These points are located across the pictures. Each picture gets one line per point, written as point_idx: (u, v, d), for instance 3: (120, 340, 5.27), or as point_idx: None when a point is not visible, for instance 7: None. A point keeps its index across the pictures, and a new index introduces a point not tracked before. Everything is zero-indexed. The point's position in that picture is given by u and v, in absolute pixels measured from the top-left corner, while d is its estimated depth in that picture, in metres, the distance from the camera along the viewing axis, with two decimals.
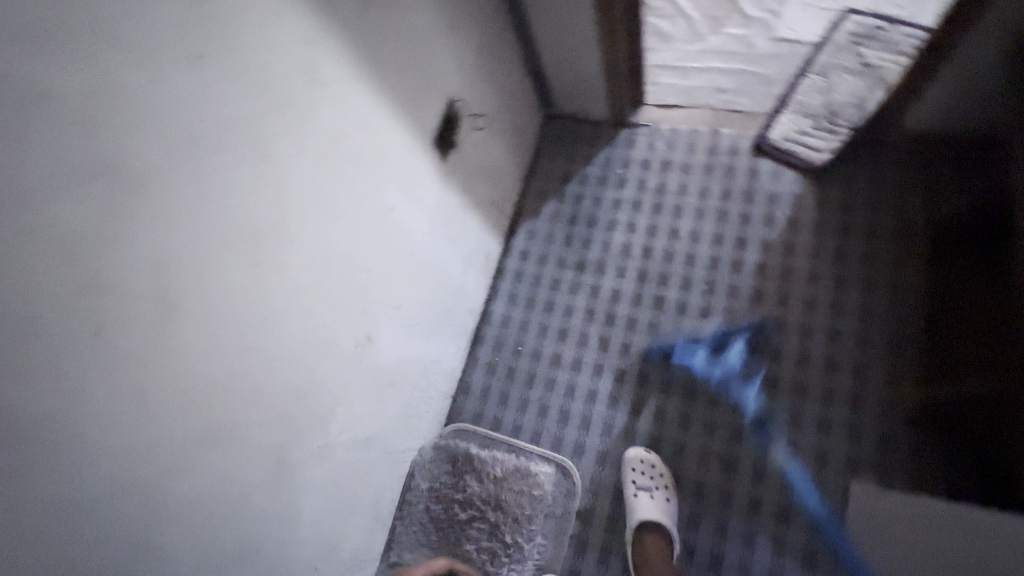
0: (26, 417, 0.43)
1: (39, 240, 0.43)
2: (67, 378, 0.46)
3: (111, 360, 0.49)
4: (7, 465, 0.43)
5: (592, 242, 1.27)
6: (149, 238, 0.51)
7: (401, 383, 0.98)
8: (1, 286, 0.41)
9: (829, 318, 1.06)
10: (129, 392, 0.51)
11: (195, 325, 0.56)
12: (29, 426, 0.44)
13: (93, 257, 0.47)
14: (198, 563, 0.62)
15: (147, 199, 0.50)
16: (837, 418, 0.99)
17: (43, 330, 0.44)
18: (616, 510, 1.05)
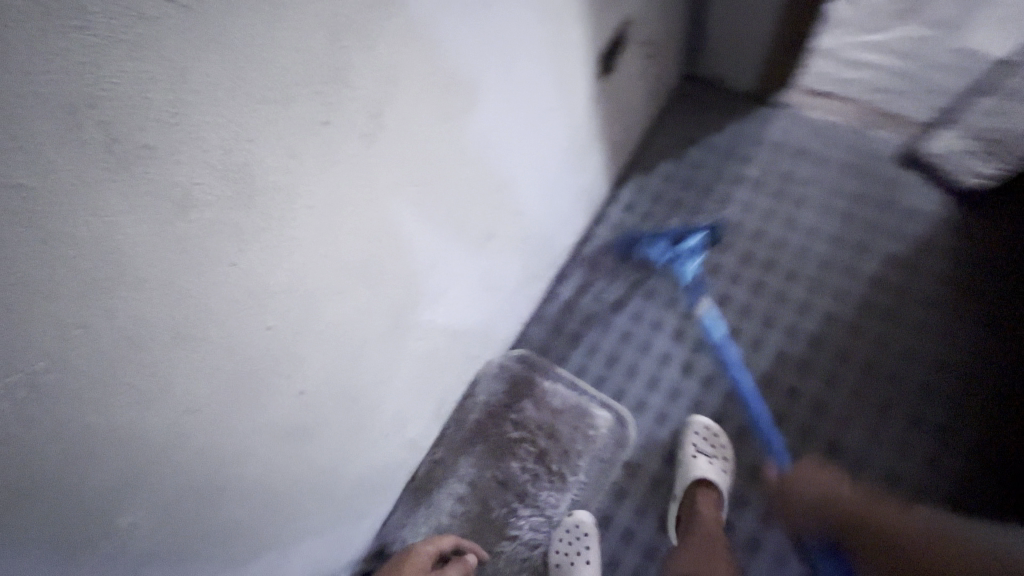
0: (256, 182, 0.43)
1: (317, 3, 0.41)
2: (293, 161, 0.46)
3: (326, 159, 0.49)
4: (227, 222, 0.43)
5: (703, 211, 1.22)
6: (387, 49, 0.50)
7: (497, 290, 0.99)
8: (276, 38, 0.39)
9: (937, 346, 1.01)
10: (328, 196, 0.51)
11: (388, 155, 0.56)
12: (255, 192, 0.44)
13: (346, 45, 0.45)
14: (317, 388, 0.65)
15: (398, 8, 0.49)
16: (918, 443, 0.96)
17: (290, 100, 0.43)
18: (662, 470, 1.06)
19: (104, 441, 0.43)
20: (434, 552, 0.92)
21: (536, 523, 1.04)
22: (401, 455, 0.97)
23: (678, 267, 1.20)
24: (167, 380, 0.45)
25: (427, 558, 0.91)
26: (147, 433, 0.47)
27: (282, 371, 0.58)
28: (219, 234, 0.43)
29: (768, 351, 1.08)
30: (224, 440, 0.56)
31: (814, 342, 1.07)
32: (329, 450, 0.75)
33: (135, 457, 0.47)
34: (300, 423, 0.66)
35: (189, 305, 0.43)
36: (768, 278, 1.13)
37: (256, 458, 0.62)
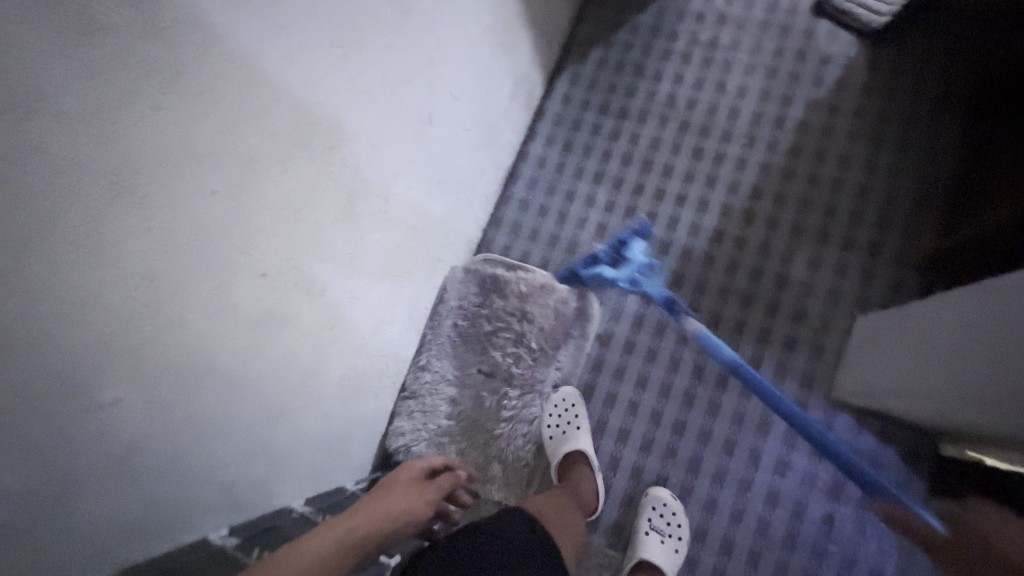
0: (165, 22, 0.45)
1: None
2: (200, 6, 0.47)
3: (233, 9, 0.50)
4: (145, 64, 0.44)
5: (637, 91, 1.24)
6: None
7: (447, 185, 1.00)
8: None
9: (862, 175, 1.10)
10: (244, 51, 0.53)
11: (300, 13, 0.58)
12: (167, 34, 0.45)
13: None
14: (280, 271, 0.66)
15: None
16: (854, 263, 1.05)
17: None
18: (634, 335, 1.12)
19: (68, 304, 0.44)
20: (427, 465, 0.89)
21: (527, 401, 1.09)
22: (380, 363, 0.98)
23: (622, 147, 1.22)
24: (121, 245, 0.46)
25: (421, 471, 0.86)
26: (114, 304, 0.47)
27: (241, 247, 0.59)
28: (140, 77, 0.44)
29: (713, 209, 1.14)
30: (192, 321, 0.56)
31: (754, 192, 1.13)
32: (306, 346, 0.75)
33: (109, 331, 0.48)
34: (268, 311, 0.66)
35: (122, 155, 0.44)
36: (705, 142, 1.18)
37: (230, 347, 0.62)
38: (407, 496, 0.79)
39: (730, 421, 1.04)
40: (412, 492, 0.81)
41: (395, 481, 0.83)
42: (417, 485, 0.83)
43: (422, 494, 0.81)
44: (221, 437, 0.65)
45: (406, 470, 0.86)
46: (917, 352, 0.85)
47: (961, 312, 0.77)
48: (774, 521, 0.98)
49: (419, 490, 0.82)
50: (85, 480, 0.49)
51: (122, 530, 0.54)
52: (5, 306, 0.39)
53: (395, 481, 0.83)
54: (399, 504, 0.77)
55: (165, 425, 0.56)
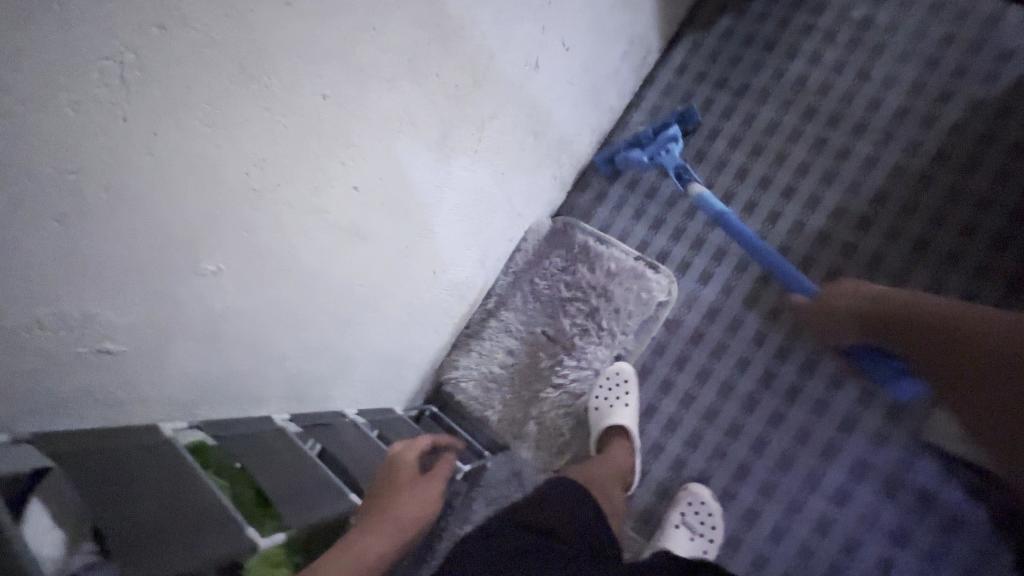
0: None
1: None
2: None
3: None
4: None
5: (763, 67, 1.13)
6: None
7: (541, 137, 0.98)
8: None
9: (1021, 195, 0.93)
10: None
11: None
12: None
13: None
14: (369, 188, 0.68)
15: None
16: (985, 294, 0.91)
17: None
18: (704, 326, 1.06)
19: (183, 171, 0.48)
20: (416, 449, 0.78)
21: (580, 374, 1.08)
22: (443, 302, 1.01)
23: (733, 128, 1.13)
24: (235, 126, 0.50)
25: (416, 462, 0.77)
26: (220, 180, 0.51)
27: (340, 156, 0.62)
28: None
29: (824, 209, 1.03)
30: (287, 216, 0.60)
31: (877, 196, 1.00)
32: (381, 266, 0.80)
33: (214, 205, 0.52)
34: (352, 223, 0.69)
35: (246, 38, 0.47)
36: (830, 134, 1.06)
37: (313, 249, 0.66)
38: (416, 498, 0.72)
39: (792, 436, 0.97)
40: (416, 493, 0.72)
41: (393, 485, 0.72)
42: (417, 483, 0.74)
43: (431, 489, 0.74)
44: (294, 331, 0.71)
45: (399, 467, 0.75)
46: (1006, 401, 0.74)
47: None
48: (819, 549, 0.91)
49: (423, 486, 0.74)
50: (177, 335, 0.56)
51: (199, 387, 0.62)
52: (131, 163, 0.44)
53: (394, 485, 0.72)
54: (414, 503, 0.71)
55: (248, 307, 0.62)
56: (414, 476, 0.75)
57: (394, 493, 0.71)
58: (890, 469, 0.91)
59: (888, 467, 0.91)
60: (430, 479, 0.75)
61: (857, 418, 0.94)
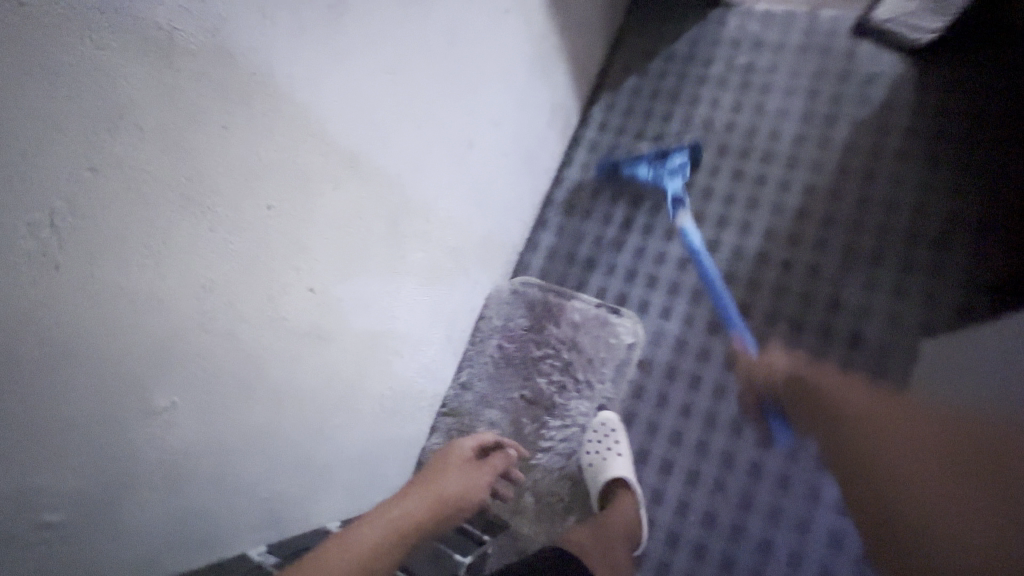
0: (241, 66, 0.50)
1: None
2: (272, 47, 0.53)
3: (298, 46, 0.55)
4: (218, 104, 0.49)
5: (674, 116, 1.25)
6: None
7: (487, 208, 1.02)
8: None
9: (916, 193, 1.05)
10: (309, 83, 0.58)
11: (359, 45, 0.62)
12: (243, 78, 0.51)
13: None
14: (326, 289, 0.67)
15: None
16: (914, 284, 0.99)
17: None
18: (676, 360, 1.08)
19: (125, 311, 0.46)
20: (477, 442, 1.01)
21: (567, 431, 1.06)
22: (418, 385, 0.99)
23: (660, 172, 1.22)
24: (182, 252, 0.49)
25: (469, 450, 0.94)
26: (172, 312, 0.50)
27: (297, 261, 0.61)
28: (216, 113, 0.49)
29: (757, 231, 1.11)
30: (248, 332, 0.58)
31: (798, 213, 1.10)
32: (354, 362, 0.78)
33: (166, 336, 0.50)
34: (318, 324, 0.68)
35: (186, 166, 0.48)
36: (745, 165, 1.16)
37: (276, 359, 0.63)
38: (465, 480, 0.88)
39: (784, 454, 0.98)
40: (464, 475, 0.89)
41: (450, 461, 0.91)
42: (469, 467, 0.91)
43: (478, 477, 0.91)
44: (266, 451, 0.66)
45: (454, 451, 0.93)
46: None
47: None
48: (840, 565, 0.89)
49: (471, 472, 0.91)
50: (135, 488, 0.51)
51: (162, 542, 0.55)
52: (65, 310, 0.42)
53: (445, 462, 0.91)
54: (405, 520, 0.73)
55: (210, 440, 0.58)
56: (468, 460, 0.92)
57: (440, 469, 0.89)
58: None
59: None
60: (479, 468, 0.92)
61: None
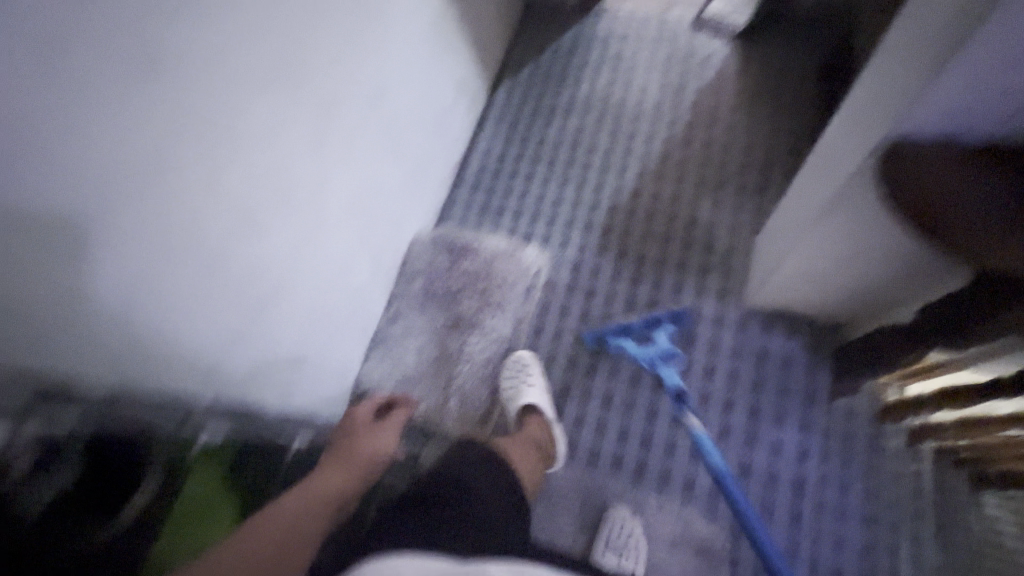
0: None
1: None
2: None
3: None
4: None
5: (563, 92, 1.51)
6: None
7: (403, 156, 1.20)
8: None
9: (745, 135, 1.34)
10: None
11: None
12: None
13: None
14: (259, 179, 0.80)
15: None
16: (747, 201, 1.26)
17: None
18: (575, 279, 1.27)
19: (87, 147, 0.54)
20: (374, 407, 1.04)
21: (486, 344, 1.21)
22: (346, 306, 1.12)
23: (554, 135, 1.45)
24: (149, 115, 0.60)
25: (368, 413, 1.02)
26: (126, 161, 0.59)
27: (237, 149, 0.74)
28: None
29: (631, 174, 1.36)
30: (199, 202, 0.70)
31: (662, 158, 1.36)
32: (286, 260, 0.91)
33: (137, 184, 0.61)
34: (253, 212, 0.80)
35: (144, 36, 0.57)
36: (619, 125, 1.42)
37: (214, 233, 0.74)
38: (372, 442, 0.95)
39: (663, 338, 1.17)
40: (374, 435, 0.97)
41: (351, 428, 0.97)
42: (372, 427, 0.99)
43: (382, 435, 0.98)
44: (211, 317, 0.77)
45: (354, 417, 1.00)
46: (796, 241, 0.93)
47: (840, 194, 0.79)
48: (709, 418, 1.10)
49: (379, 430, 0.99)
50: (91, 312, 0.59)
51: (110, 368, 0.64)
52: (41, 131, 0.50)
53: (350, 430, 0.96)
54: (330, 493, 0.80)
55: (158, 289, 0.67)
56: (370, 422, 0.99)
57: (356, 432, 0.95)
58: (735, 339, 1.15)
59: (733, 340, 1.15)
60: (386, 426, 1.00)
61: (700, 308, 1.18)
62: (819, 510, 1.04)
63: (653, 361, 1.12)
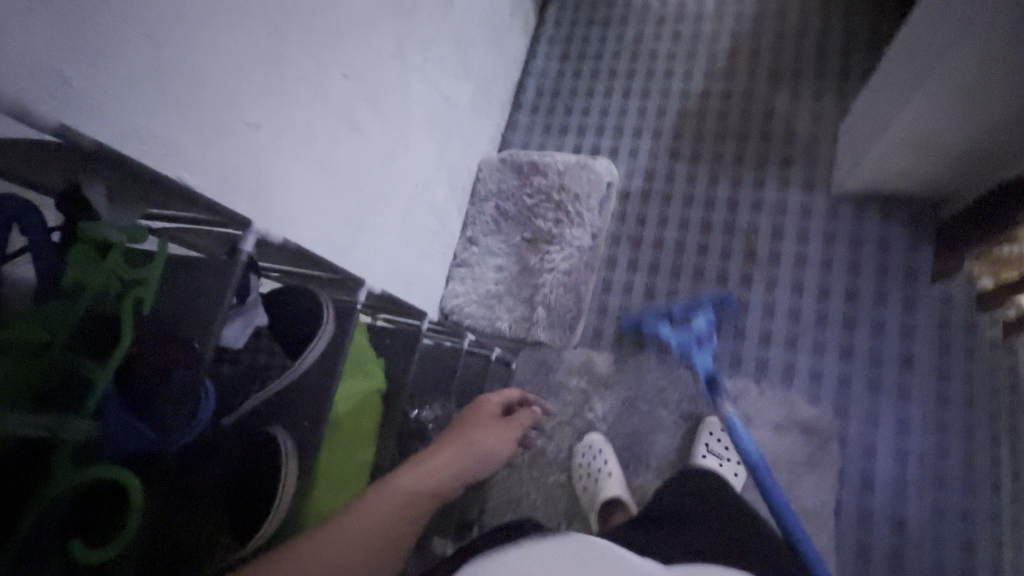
0: None
1: None
2: None
3: None
4: None
5: (617, 3, 1.45)
6: None
7: (469, 72, 1.19)
8: None
9: (820, 21, 1.27)
10: None
11: None
12: None
13: None
14: (351, 78, 0.82)
15: None
16: (828, 87, 1.20)
17: None
18: (649, 186, 1.26)
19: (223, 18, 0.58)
20: (503, 401, 0.89)
21: (567, 255, 1.21)
22: (429, 225, 1.14)
23: (612, 46, 1.41)
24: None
25: (494, 407, 0.86)
26: (250, 40, 0.62)
27: (331, 39, 0.76)
28: None
29: (698, 75, 1.31)
30: (301, 87, 0.72)
31: (730, 55, 1.30)
32: (377, 168, 0.92)
33: (251, 55, 0.62)
34: (347, 110, 0.82)
35: None
36: (681, 28, 1.37)
37: (320, 128, 0.77)
38: (491, 438, 0.80)
39: (746, 234, 1.15)
40: (497, 431, 0.82)
41: (475, 418, 0.82)
42: (496, 425, 0.83)
43: (503, 435, 0.82)
44: (321, 212, 0.80)
45: (482, 406, 0.86)
46: (902, 105, 0.88)
47: (946, 48, 0.76)
48: (803, 306, 1.08)
49: (500, 427, 0.83)
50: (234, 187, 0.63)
51: None
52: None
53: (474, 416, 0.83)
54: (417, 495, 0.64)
55: (280, 177, 0.71)
56: (492, 421, 0.83)
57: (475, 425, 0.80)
58: (825, 227, 1.12)
59: (823, 227, 1.12)
60: (508, 425, 0.84)
61: (785, 201, 1.15)
62: (929, 388, 1.02)
63: (690, 341, 1.07)
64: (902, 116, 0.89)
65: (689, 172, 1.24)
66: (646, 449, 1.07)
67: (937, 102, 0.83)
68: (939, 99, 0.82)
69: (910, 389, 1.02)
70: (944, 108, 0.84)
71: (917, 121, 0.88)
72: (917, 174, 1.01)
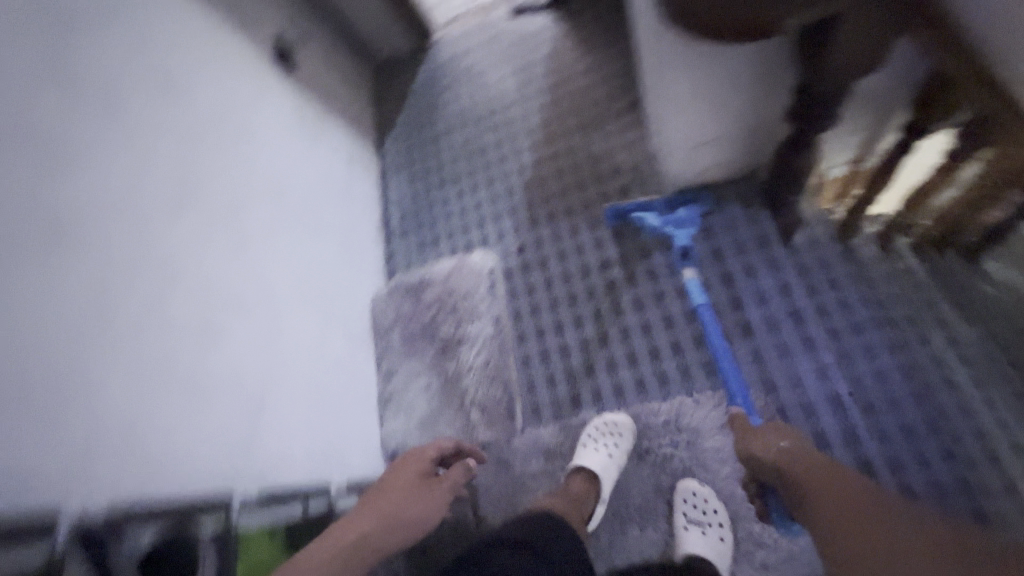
0: (60, 150, 0.70)
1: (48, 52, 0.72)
2: (85, 143, 0.74)
3: (113, 139, 0.78)
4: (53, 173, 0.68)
5: (438, 119, 1.63)
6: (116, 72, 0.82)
7: (326, 232, 1.28)
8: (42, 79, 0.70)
9: (599, 74, 1.47)
10: (125, 159, 0.79)
11: (154, 131, 0.86)
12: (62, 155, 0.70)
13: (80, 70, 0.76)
14: (202, 298, 0.86)
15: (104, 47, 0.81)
16: (630, 120, 1.38)
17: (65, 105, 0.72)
18: (525, 257, 1.34)
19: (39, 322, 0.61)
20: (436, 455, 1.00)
21: (479, 350, 1.25)
22: (339, 381, 1.15)
23: (448, 156, 1.56)
24: (60, 264, 0.65)
25: (426, 462, 0.98)
26: (77, 325, 0.65)
27: (165, 274, 0.81)
28: (57, 180, 0.68)
29: (526, 150, 1.46)
30: (151, 333, 0.75)
31: (544, 125, 1.47)
32: (256, 357, 0.94)
33: (73, 321, 0.65)
34: (202, 320, 0.85)
35: (45, 217, 0.65)
36: (498, 119, 1.54)
37: (183, 357, 0.79)
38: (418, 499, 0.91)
39: (620, 264, 1.25)
40: (423, 494, 0.92)
41: (400, 470, 0.96)
42: (422, 480, 0.94)
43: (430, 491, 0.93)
44: (206, 424, 0.80)
45: (414, 454, 0.99)
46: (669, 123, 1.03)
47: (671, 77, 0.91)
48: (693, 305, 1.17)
49: (427, 487, 0.94)
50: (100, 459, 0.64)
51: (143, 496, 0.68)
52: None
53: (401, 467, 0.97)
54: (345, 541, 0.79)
55: (154, 423, 0.72)
56: (424, 471, 0.96)
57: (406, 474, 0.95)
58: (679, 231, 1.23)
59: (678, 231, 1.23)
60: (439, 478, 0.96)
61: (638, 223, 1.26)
62: (831, 329, 1.09)
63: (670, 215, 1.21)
64: (675, 130, 1.03)
65: (553, 232, 1.34)
66: (622, 498, 1.07)
67: (693, 112, 0.98)
68: (691, 109, 0.96)
69: (814, 335, 1.09)
70: (701, 114, 0.98)
71: (686, 128, 1.02)
72: (722, 163, 1.15)
